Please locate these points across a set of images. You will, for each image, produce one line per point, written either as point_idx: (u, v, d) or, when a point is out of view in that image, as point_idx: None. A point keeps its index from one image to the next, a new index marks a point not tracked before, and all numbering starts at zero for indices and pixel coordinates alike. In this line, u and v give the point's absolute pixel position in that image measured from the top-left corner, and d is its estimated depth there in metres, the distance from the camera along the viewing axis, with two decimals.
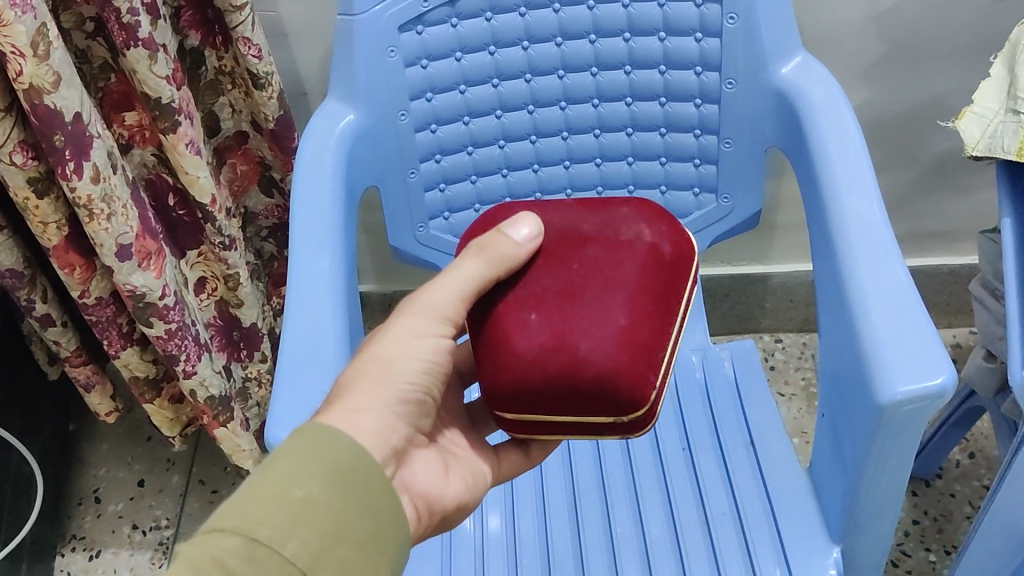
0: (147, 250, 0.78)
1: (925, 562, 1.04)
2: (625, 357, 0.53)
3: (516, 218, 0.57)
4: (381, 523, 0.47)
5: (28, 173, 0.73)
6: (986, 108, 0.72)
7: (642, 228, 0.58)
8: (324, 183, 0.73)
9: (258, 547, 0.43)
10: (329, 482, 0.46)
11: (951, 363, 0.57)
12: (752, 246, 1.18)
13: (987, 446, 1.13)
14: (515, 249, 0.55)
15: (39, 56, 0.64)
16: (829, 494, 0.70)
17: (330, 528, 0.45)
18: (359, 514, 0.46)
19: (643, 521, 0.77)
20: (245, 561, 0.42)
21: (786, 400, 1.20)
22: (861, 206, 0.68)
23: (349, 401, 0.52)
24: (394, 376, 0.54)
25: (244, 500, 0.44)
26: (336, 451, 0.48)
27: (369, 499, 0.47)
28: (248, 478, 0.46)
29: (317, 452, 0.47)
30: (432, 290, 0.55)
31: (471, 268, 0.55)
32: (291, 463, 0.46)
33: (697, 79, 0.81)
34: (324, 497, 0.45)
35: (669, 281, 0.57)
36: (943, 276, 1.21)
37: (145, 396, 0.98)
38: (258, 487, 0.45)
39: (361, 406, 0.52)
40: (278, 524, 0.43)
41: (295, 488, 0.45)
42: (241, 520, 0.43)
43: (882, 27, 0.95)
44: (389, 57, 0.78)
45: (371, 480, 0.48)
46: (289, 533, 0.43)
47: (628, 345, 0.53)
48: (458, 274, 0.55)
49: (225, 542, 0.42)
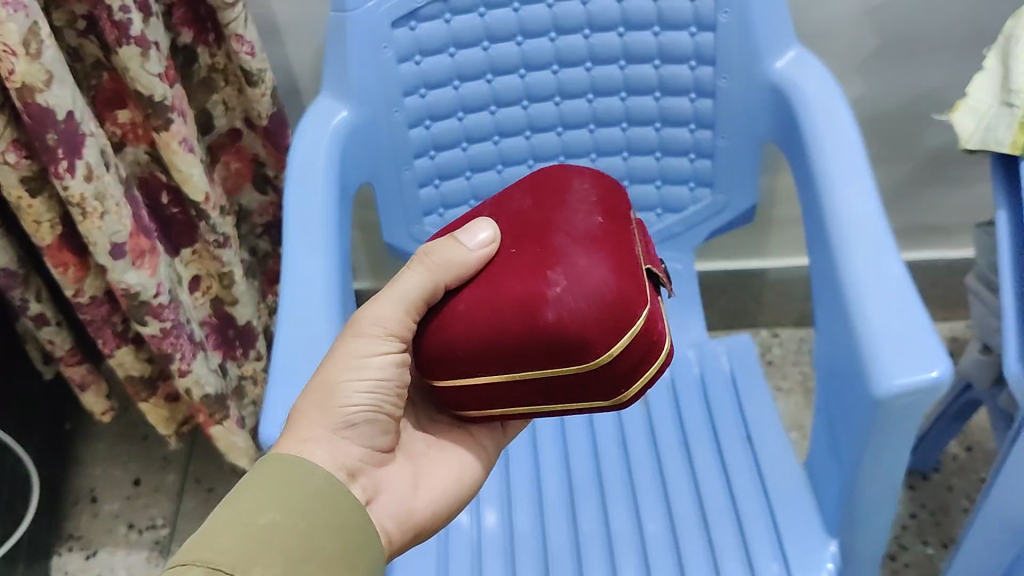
0: (141, 247, 0.77)
1: (922, 554, 1.04)
2: (498, 307, 0.51)
3: (474, 220, 0.55)
4: (350, 543, 0.49)
5: (20, 172, 0.72)
6: (980, 101, 0.72)
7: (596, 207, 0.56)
8: (317, 179, 0.73)
9: (223, 575, 0.44)
10: (294, 508, 0.49)
11: (946, 356, 0.57)
12: (748, 240, 1.18)
13: (983, 439, 1.13)
14: (466, 249, 0.53)
15: (31, 55, 0.64)
16: (825, 489, 0.70)
17: (296, 550, 0.47)
18: (326, 535, 0.48)
19: (640, 516, 0.77)
20: None
21: (783, 394, 1.20)
22: (857, 198, 0.67)
23: (298, 434, 0.55)
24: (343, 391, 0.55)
25: (207, 532, 0.46)
26: (300, 479, 0.51)
27: (335, 520, 0.49)
28: (212, 514, 0.48)
29: (279, 480, 0.50)
30: (376, 303, 0.55)
31: (414, 276, 0.54)
32: (254, 494, 0.49)
33: (692, 73, 0.81)
34: (287, 522, 0.48)
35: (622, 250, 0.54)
36: (940, 269, 1.21)
37: (140, 395, 0.97)
38: (223, 520, 0.47)
39: (310, 436, 0.55)
40: (242, 550, 0.45)
41: (258, 516, 0.47)
42: (206, 551, 0.45)
43: (877, 21, 0.95)
44: (382, 54, 0.78)
45: (336, 503, 0.50)
46: (253, 558, 0.45)
47: (502, 292, 0.52)
48: (403, 286, 0.54)
49: (189, 572, 0.44)
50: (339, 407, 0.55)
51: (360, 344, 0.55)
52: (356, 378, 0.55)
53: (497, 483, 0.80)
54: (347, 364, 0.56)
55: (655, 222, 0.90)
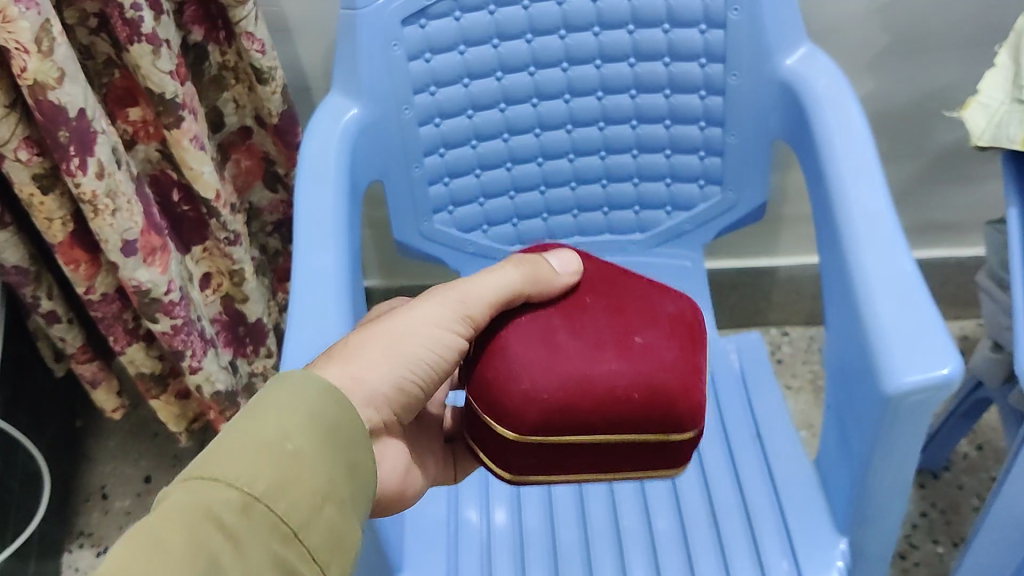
0: (152, 245, 0.78)
1: (932, 554, 1.03)
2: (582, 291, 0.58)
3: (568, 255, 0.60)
4: (361, 483, 0.48)
5: (33, 169, 0.73)
6: (992, 97, 0.71)
7: (534, 390, 0.53)
8: (328, 176, 0.73)
9: (250, 504, 0.41)
10: (316, 435, 0.46)
11: (958, 355, 0.57)
12: (758, 238, 1.18)
13: (994, 438, 1.12)
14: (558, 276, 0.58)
15: (43, 52, 0.64)
16: (836, 488, 0.70)
17: (319, 487, 0.44)
18: (345, 470, 0.46)
19: (649, 514, 0.76)
20: (237, 515, 0.41)
21: (793, 393, 1.20)
22: (867, 195, 0.67)
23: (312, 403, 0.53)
24: (392, 351, 0.54)
25: (228, 450, 0.43)
26: (319, 401, 0.47)
27: (352, 456, 0.47)
28: (228, 427, 0.45)
29: (299, 401, 0.47)
30: (461, 287, 0.56)
31: (505, 272, 0.56)
32: (275, 414, 0.45)
33: (702, 71, 0.81)
34: (312, 451, 0.45)
35: (489, 381, 0.55)
36: (951, 267, 1.21)
37: (151, 392, 0.98)
38: (243, 437, 0.44)
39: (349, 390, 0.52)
40: (270, 479, 0.43)
41: (284, 439, 0.44)
42: (227, 470, 0.42)
43: (886, 18, 0.94)
44: (392, 51, 0.78)
45: (353, 437, 0.48)
46: (282, 488, 0.43)
47: (582, 298, 0.58)
48: (492, 279, 0.56)
49: (217, 493, 0.41)
50: (391, 368, 0.54)
51: (425, 313, 0.56)
52: (416, 346, 0.55)
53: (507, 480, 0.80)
54: (412, 326, 0.55)
55: (665, 219, 0.90)
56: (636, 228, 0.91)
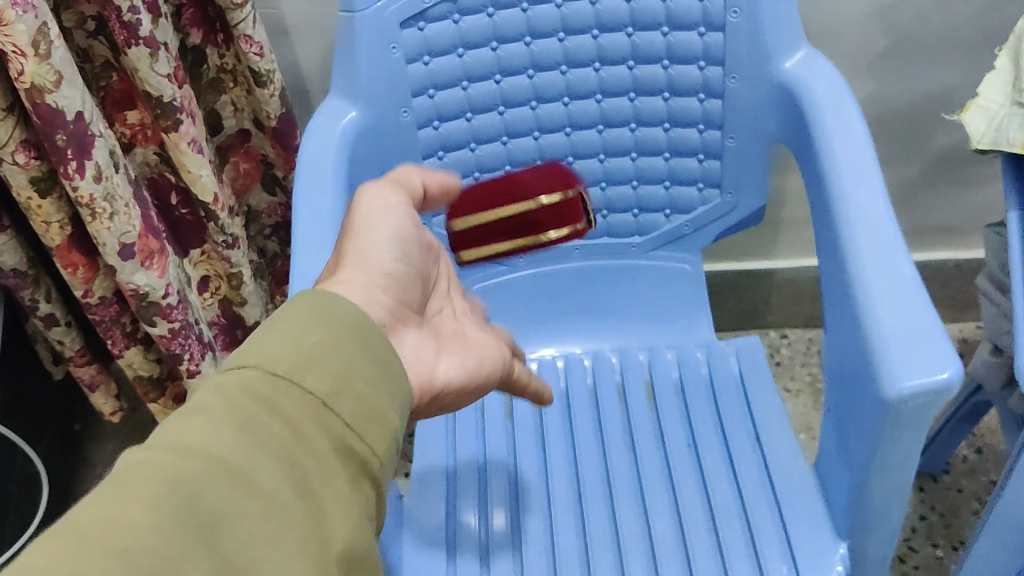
0: (150, 249, 0.78)
1: (932, 557, 1.03)
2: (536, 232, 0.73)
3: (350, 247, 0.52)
4: (392, 378, 0.44)
5: (30, 173, 0.73)
6: (991, 101, 0.71)
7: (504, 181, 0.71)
8: (327, 179, 0.73)
9: (279, 379, 0.40)
10: (334, 330, 0.44)
11: (958, 358, 0.57)
12: (756, 240, 1.17)
13: (994, 441, 1.12)
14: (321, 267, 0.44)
15: (40, 55, 0.64)
16: (835, 492, 0.70)
17: (343, 369, 0.42)
18: (368, 361, 0.44)
19: (648, 518, 0.76)
20: (270, 386, 0.40)
21: (792, 396, 1.20)
22: (866, 198, 0.67)
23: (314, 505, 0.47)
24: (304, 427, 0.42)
25: (257, 343, 0.42)
26: (338, 306, 0.45)
27: (381, 352, 0.45)
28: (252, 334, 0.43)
29: (319, 309, 0.45)
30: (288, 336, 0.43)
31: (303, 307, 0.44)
32: (296, 315, 0.44)
33: (701, 74, 0.81)
34: (336, 342, 0.43)
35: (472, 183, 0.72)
36: (950, 270, 1.20)
37: (149, 395, 0.98)
38: (267, 337, 0.43)
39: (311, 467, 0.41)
40: (292, 360, 0.41)
41: (307, 333, 0.43)
42: (259, 359, 0.41)
43: (886, 20, 0.94)
44: (391, 54, 0.78)
45: (374, 338, 0.45)
46: (307, 367, 0.41)
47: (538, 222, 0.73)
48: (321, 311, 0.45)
49: (250, 373, 0.40)
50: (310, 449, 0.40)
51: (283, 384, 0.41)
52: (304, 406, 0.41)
53: (505, 483, 0.80)
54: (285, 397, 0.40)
55: (664, 222, 0.90)
56: (634, 230, 0.91)
